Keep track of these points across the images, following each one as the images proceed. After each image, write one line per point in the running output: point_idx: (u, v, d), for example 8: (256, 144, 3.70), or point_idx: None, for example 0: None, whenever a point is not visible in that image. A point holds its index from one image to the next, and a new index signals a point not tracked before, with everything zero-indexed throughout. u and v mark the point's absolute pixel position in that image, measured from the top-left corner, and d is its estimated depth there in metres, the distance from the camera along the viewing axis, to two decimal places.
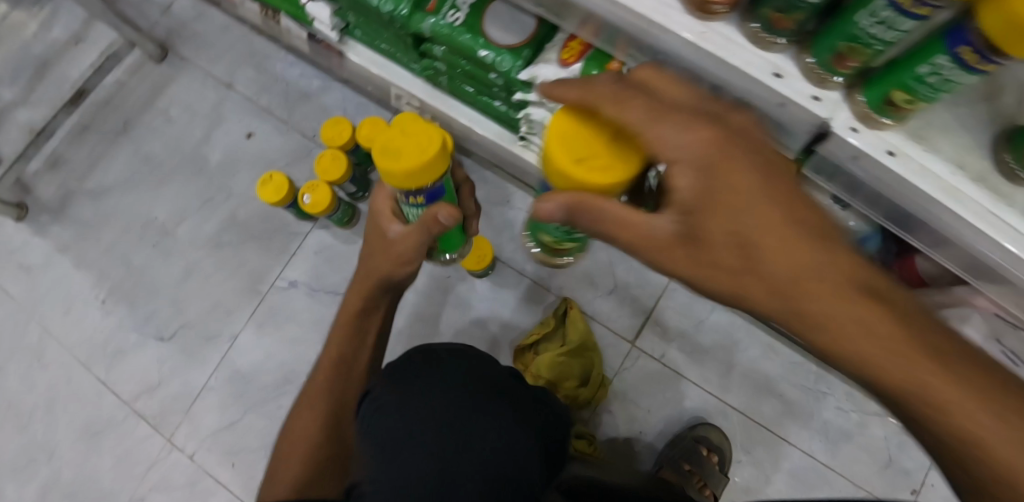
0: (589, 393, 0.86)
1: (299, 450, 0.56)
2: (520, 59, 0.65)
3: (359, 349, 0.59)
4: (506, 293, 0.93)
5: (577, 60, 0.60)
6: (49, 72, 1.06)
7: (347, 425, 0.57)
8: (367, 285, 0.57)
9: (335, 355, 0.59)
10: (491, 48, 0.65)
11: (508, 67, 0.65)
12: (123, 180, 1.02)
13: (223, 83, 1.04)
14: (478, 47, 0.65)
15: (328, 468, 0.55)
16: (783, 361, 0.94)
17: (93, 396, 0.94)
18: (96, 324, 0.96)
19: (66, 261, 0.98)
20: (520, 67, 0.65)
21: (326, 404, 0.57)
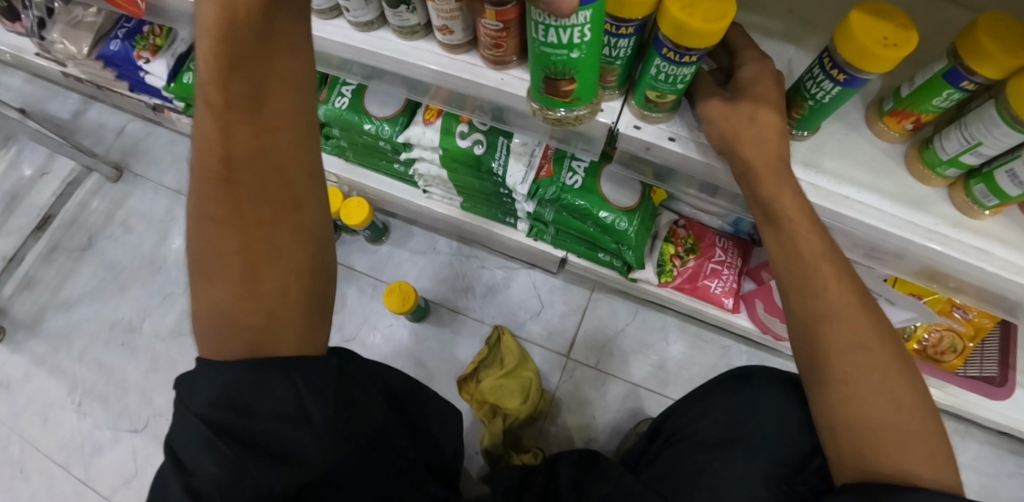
0: (530, 409, 0.91)
1: (220, 306, 0.44)
2: (397, 125, 0.78)
3: (262, 152, 0.43)
4: (444, 329, 1.02)
5: (438, 118, 0.75)
6: (18, 204, 1.19)
7: (273, 272, 0.44)
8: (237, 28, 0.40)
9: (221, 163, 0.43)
10: (372, 121, 0.78)
11: (389, 133, 0.78)
12: (90, 290, 1.13)
13: (174, 189, 1.19)
14: (364, 123, 0.79)
15: (252, 324, 0.44)
16: (716, 348, 1.01)
17: (71, 494, 1.00)
18: (73, 427, 1.04)
19: (43, 374, 1.08)
20: (399, 131, 0.78)
21: (246, 243, 0.44)
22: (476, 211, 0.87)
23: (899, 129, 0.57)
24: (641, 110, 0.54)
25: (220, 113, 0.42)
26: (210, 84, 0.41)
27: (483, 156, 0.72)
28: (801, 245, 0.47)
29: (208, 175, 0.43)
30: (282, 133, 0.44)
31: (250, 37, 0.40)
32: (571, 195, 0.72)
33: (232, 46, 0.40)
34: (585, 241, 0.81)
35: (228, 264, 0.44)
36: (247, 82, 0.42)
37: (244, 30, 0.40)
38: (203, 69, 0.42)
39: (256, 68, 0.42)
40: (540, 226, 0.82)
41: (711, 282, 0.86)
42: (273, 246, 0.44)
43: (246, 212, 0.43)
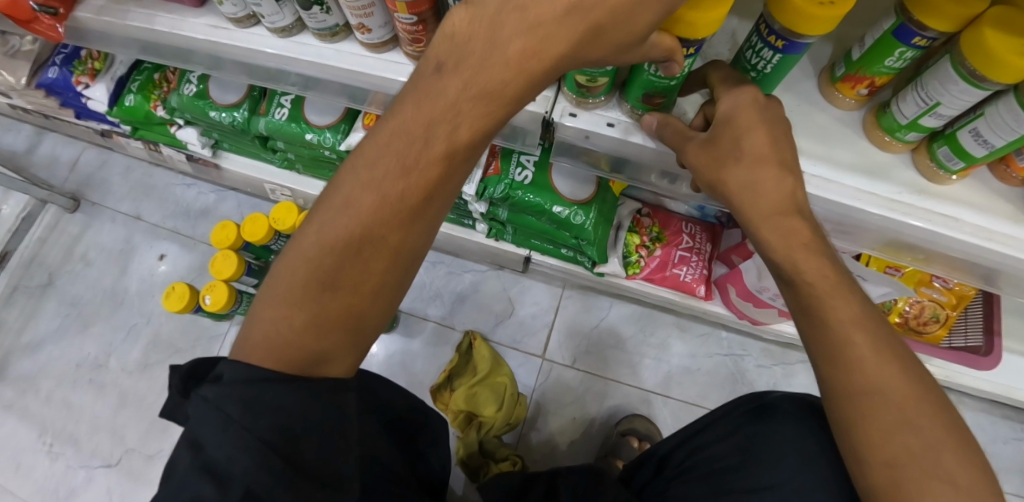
0: (507, 414, 0.88)
1: (319, 318, 0.41)
2: (338, 132, 0.76)
3: (426, 206, 0.40)
4: (417, 340, 0.99)
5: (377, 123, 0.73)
6: None
7: (373, 309, 0.42)
8: (494, 107, 0.36)
9: (386, 197, 0.39)
10: (313, 131, 0.76)
11: (331, 141, 0.76)
12: (54, 330, 1.08)
13: (132, 216, 1.14)
14: (305, 132, 0.76)
15: (334, 348, 0.42)
16: (691, 340, 0.99)
17: None
18: (46, 471, 1.00)
19: (10, 419, 1.03)
20: (341, 139, 0.75)
21: (364, 273, 0.41)
22: None
23: (853, 95, 0.54)
24: (574, 95, 0.51)
25: (412, 165, 0.38)
26: (433, 130, 0.37)
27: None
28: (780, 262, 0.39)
29: (359, 199, 0.39)
30: (435, 208, 0.41)
31: (494, 119, 0.37)
32: (521, 192, 0.69)
33: (475, 122, 0.37)
34: (547, 238, 0.78)
35: (341, 282, 0.40)
36: (451, 159, 0.38)
37: (496, 116, 0.37)
38: (422, 112, 0.37)
39: (466, 150, 0.38)
40: (498, 225, 0.79)
41: (680, 270, 0.83)
42: (383, 285, 0.42)
43: (361, 255, 0.40)
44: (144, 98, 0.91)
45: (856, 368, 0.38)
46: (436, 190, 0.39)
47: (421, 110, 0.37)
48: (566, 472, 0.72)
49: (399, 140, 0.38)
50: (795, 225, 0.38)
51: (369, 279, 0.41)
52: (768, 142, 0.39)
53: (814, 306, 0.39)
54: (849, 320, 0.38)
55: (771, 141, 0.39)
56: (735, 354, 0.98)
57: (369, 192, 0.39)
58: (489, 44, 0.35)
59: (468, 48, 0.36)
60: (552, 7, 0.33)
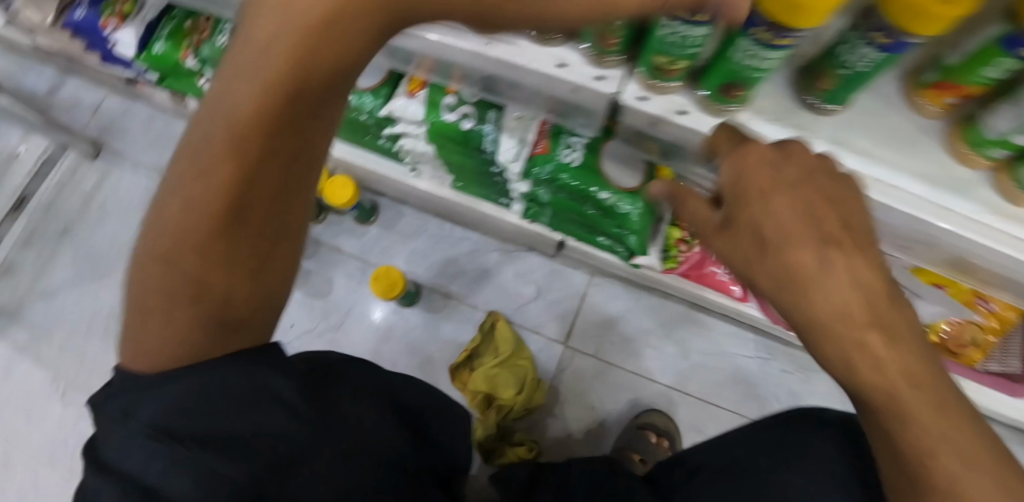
0: (526, 399, 0.87)
1: (156, 311, 0.34)
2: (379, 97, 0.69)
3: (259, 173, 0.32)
4: (438, 317, 0.96)
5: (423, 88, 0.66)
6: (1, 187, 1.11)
7: (208, 302, 0.35)
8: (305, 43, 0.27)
9: (197, 171, 0.32)
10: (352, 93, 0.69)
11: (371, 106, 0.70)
12: (71, 277, 1.06)
13: (155, 169, 1.12)
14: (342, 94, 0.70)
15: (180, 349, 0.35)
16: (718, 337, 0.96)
17: (62, 486, 0.97)
18: (58, 417, 1.00)
19: (25, 363, 1.02)
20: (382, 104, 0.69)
21: (190, 263, 0.34)
22: (466, 191, 0.81)
23: (941, 104, 0.45)
24: (648, 78, 0.47)
25: (227, 111, 0.30)
26: (240, 81, 0.29)
27: (471, 132, 0.65)
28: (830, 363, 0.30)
29: (189, 171, 0.32)
30: (270, 173, 0.32)
31: (316, 49, 0.28)
32: (568, 174, 0.65)
33: (286, 62, 0.28)
34: (585, 225, 0.75)
35: (161, 274, 0.34)
36: (301, 76, 0.29)
37: (313, 50, 0.28)
38: (256, 29, 0.28)
39: (305, 86, 0.29)
40: (536, 206, 0.75)
41: (718, 268, 0.80)
42: (228, 267, 0.35)
43: (185, 243, 0.33)
44: (173, 46, 0.88)
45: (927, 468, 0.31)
46: (268, 133, 0.30)
47: (253, 28, 0.28)
48: (576, 469, 0.71)
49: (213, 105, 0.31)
50: (863, 337, 0.28)
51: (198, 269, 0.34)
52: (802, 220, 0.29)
53: (878, 405, 0.30)
54: (918, 418, 0.30)
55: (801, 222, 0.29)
56: (760, 356, 0.96)
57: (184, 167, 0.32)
58: None
59: None
60: None
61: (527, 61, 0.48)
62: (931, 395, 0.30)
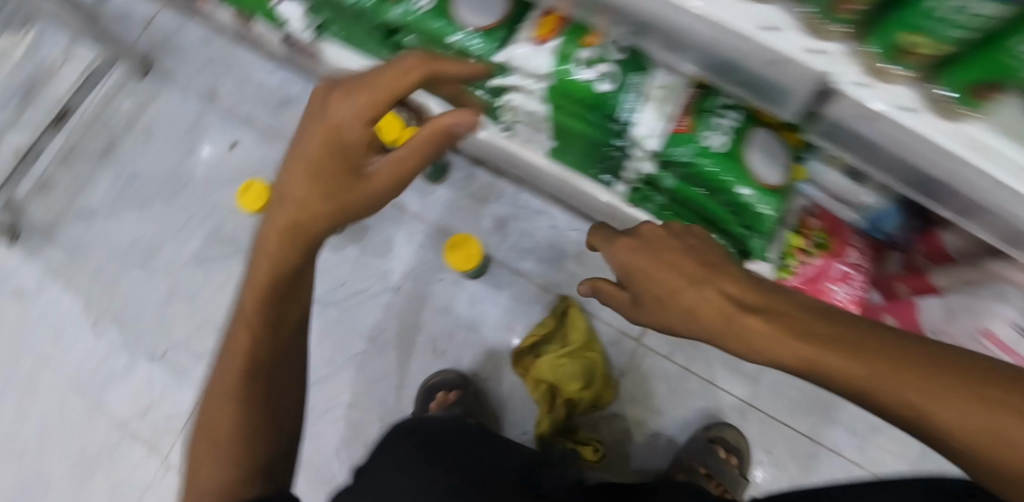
0: (593, 395, 0.80)
1: (230, 397, 0.42)
2: (494, 41, 0.60)
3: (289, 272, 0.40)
4: (505, 294, 0.87)
5: (553, 37, 0.57)
6: (37, 96, 0.98)
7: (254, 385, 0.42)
8: (326, 149, 0.38)
9: (255, 297, 0.40)
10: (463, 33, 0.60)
11: (483, 51, 0.60)
12: (110, 201, 0.97)
13: (206, 95, 1.00)
14: (448, 34, 0.60)
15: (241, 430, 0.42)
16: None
17: (85, 423, 0.91)
18: (87, 349, 0.93)
19: (56, 287, 0.94)
20: (496, 49, 0.60)
21: (247, 359, 0.41)
22: (564, 161, 0.73)
23: None
24: (875, 56, 0.29)
25: (254, 286, 0.39)
26: (295, 191, 0.37)
27: (605, 97, 0.55)
28: (819, 381, 0.30)
29: (229, 365, 0.41)
30: (285, 255, 0.38)
31: (330, 155, 0.38)
32: (710, 161, 0.56)
33: (320, 168, 0.38)
34: (700, 219, 0.67)
35: (227, 374, 0.42)
36: (303, 228, 0.38)
37: (333, 157, 0.38)
38: (290, 184, 0.38)
39: (326, 183, 0.38)
40: (648, 190, 0.67)
41: (837, 287, 0.71)
42: (263, 346, 0.41)
43: (242, 343, 0.41)
44: None
45: (1016, 472, 0.25)
46: (296, 231, 0.38)
47: (283, 186, 0.38)
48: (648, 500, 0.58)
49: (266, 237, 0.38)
50: (826, 358, 0.29)
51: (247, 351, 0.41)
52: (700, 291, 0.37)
53: (899, 416, 0.28)
54: (960, 412, 0.25)
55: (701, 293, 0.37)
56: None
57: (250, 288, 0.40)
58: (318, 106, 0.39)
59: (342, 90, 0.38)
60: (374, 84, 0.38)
61: (722, 8, 0.31)
62: (952, 372, 0.27)
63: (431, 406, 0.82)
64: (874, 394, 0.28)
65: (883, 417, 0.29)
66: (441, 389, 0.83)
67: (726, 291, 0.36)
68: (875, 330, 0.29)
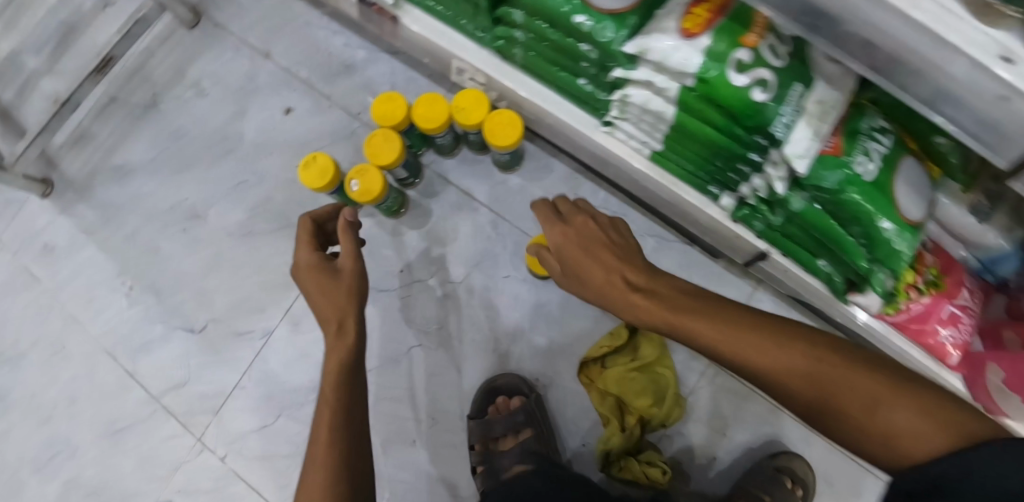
0: (663, 414, 0.76)
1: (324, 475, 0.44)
2: (625, 28, 0.53)
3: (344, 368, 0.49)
4: (574, 299, 0.82)
5: (703, 31, 0.49)
6: (77, 41, 0.88)
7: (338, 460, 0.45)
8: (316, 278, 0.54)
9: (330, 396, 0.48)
10: (590, 14, 0.53)
11: (610, 37, 0.54)
12: (151, 160, 0.90)
13: (260, 53, 0.92)
14: (574, 14, 0.54)
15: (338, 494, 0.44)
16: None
17: (115, 393, 0.85)
18: (120, 315, 0.87)
19: (90, 247, 0.88)
20: (626, 38, 0.53)
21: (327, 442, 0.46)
22: (668, 165, 0.67)
23: None
24: None
25: (322, 393, 0.49)
26: (321, 304, 0.53)
27: (764, 108, 0.49)
28: (769, 367, 0.38)
29: (313, 454, 0.46)
30: (337, 350, 0.50)
31: (322, 271, 0.54)
32: (859, 190, 0.53)
33: (321, 285, 0.54)
34: (815, 244, 0.63)
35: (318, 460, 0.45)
36: (341, 320, 0.51)
37: (319, 273, 0.54)
38: (318, 299, 0.53)
39: (346, 292, 0.54)
40: (765, 209, 0.62)
41: (944, 330, 0.66)
42: (335, 435, 0.46)
43: (319, 436, 0.46)
44: None
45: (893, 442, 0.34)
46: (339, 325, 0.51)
47: (317, 302, 0.53)
48: None
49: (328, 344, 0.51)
50: (762, 342, 0.39)
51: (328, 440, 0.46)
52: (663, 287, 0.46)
53: (828, 395, 0.37)
54: (889, 400, 0.35)
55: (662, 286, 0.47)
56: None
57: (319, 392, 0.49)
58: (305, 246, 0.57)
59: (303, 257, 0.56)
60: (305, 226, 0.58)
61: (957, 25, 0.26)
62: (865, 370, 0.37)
63: (491, 410, 0.78)
64: (733, 355, 0.39)
65: (805, 395, 0.37)
66: (502, 393, 0.79)
67: (625, 274, 0.48)
68: (809, 332, 0.40)
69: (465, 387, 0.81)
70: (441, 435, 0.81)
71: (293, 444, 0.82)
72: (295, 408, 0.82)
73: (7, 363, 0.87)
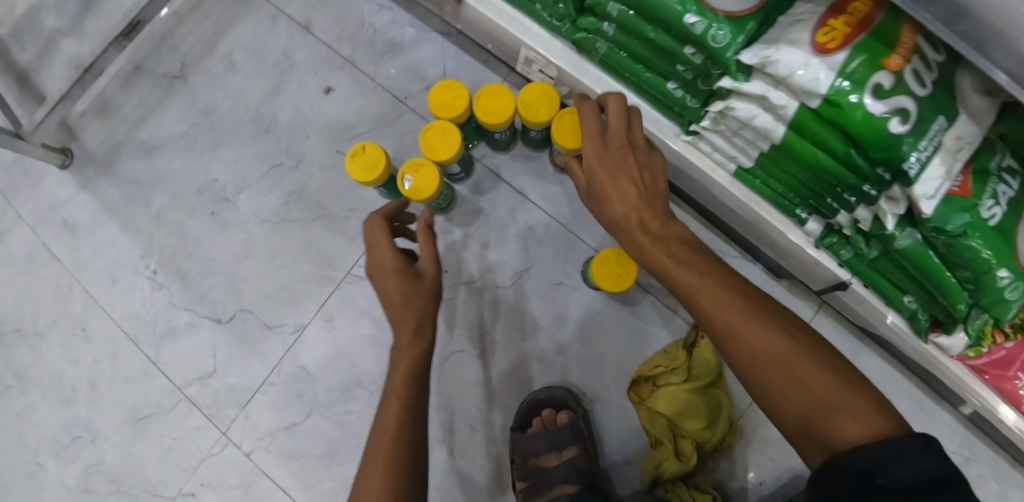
0: (715, 440, 0.73)
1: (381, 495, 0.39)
2: (742, 34, 0.47)
3: (421, 384, 0.46)
4: (627, 311, 0.78)
5: (840, 47, 0.44)
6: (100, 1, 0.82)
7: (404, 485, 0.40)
8: (393, 274, 0.49)
9: (400, 406, 0.44)
10: (704, 15, 0.47)
11: (724, 42, 0.48)
12: (179, 135, 0.84)
13: (300, 25, 0.84)
14: (686, 13, 0.48)
15: None
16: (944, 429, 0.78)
17: (139, 380, 0.81)
18: (144, 298, 0.82)
19: (113, 225, 0.83)
20: (742, 45, 0.48)
21: (394, 464, 0.41)
22: (754, 184, 0.61)
23: None
24: None
25: (393, 397, 0.44)
26: (394, 296, 0.48)
27: (900, 141, 0.44)
28: (757, 338, 0.42)
29: (373, 470, 0.41)
30: (410, 355, 0.46)
31: (398, 270, 0.49)
32: (982, 235, 0.48)
33: (396, 283, 0.48)
34: (907, 281, 0.59)
35: (380, 479, 0.40)
36: (416, 325, 0.47)
37: (395, 268, 0.49)
38: (389, 294, 0.48)
39: (425, 296, 0.49)
40: (860, 241, 0.57)
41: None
42: (405, 455, 0.41)
43: (381, 450, 0.42)
44: None
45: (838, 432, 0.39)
46: (415, 328, 0.47)
47: (387, 295, 0.48)
48: None
49: (399, 347, 0.47)
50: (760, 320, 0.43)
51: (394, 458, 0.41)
52: (672, 247, 0.49)
53: (794, 371, 0.41)
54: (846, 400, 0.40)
55: (667, 242, 0.49)
56: (986, 462, 0.77)
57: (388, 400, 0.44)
58: (374, 242, 0.52)
59: (375, 242, 0.51)
60: (375, 224, 0.52)
61: None
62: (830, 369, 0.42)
63: (536, 422, 0.74)
64: (732, 324, 0.43)
65: (778, 368, 0.42)
66: (548, 405, 0.75)
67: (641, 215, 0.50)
68: (796, 325, 0.44)
69: (507, 396, 0.78)
70: (479, 444, 0.77)
71: (325, 445, 0.78)
72: (328, 408, 0.78)
73: (23, 341, 0.83)
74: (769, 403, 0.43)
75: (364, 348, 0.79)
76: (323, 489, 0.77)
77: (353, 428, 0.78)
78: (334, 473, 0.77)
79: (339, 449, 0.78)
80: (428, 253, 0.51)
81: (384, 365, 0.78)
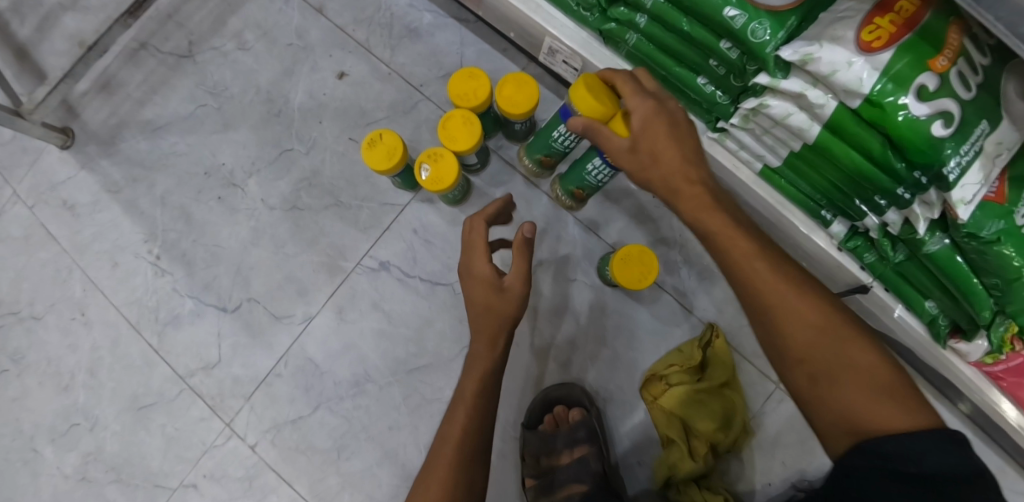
0: (729, 440, 0.73)
1: (442, 466, 0.49)
2: (783, 30, 0.46)
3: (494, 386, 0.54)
4: (641, 310, 0.77)
5: (886, 46, 0.43)
6: None
7: (467, 465, 0.49)
8: (481, 279, 0.56)
9: (471, 403, 0.52)
10: (745, 10, 0.47)
11: (762, 37, 0.47)
12: (184, 117, 0.81)
13: (313, 6, 0.82)
14: (727, 6, 0.47)
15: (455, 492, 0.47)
16: None
17: (140, 368, 0.79)
18: (146, 284, 0.80)
19: (115, 207, 0.80)
20: (782, 41, 0.47)
21: (461, 443, 0.50)
22: (780, 184, 0.61)
23: None
24: None
25: (468, 391, 0.53)
26: (476, 298, 0.56)
27: (942, 146, 0.43)
28: (794, 316, 0.44)
29: (441, 452, 0.50)
30: (485, 356, 0.55)
31: (488, 282, 0.56)
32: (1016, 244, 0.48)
33: (483, 293, 0.56)
34: (932, 289, 0.58)
35: (446, 454, 0.50)
36: (494, 333, 0.55)
37: (484, 278, 0.56)
38: (473, 294, 0.56)
39: (504, 308, 0.55)
40: (886, 244, 0.57)
41: None
42: (477, 438, 0.50)
43: (449, 433, 0.51)
44: None
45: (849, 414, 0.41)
46: (494, 335, 0.55)
47: (472, 294, 0.56)
48: None
49: (479, 345, 0.55)
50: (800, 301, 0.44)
51: (462, 438, 0.50)
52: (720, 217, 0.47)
53: (822, 353, 0.43)
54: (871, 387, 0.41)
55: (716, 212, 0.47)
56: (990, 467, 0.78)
57: (461, 398, 0.53)
58: (472, 245, 0.58)
59: (471, 239, 0.58)
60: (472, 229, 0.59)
61: None
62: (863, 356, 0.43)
63: (549, 419, 0.75)
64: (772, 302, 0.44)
65: (809, 347, 0.43)
66: (562, 402, 0.75)
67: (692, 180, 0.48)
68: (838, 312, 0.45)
69: (519, 393, 0.77)
70: None
71: (332, 439, 0.76)
72: (335, 401, 0.77)
73: (19, 325, 0.80)
74: (797, 387, 0.44)
75: (373, 340, 0.78)
76: (329, 483, 0.76)
77: (360, 422, 0.76)
78: (340, 467, 0.76)
79: (346, 443, 0.76)
80: (518, 268, 0.56)
81: (393, 359, 0.77)
